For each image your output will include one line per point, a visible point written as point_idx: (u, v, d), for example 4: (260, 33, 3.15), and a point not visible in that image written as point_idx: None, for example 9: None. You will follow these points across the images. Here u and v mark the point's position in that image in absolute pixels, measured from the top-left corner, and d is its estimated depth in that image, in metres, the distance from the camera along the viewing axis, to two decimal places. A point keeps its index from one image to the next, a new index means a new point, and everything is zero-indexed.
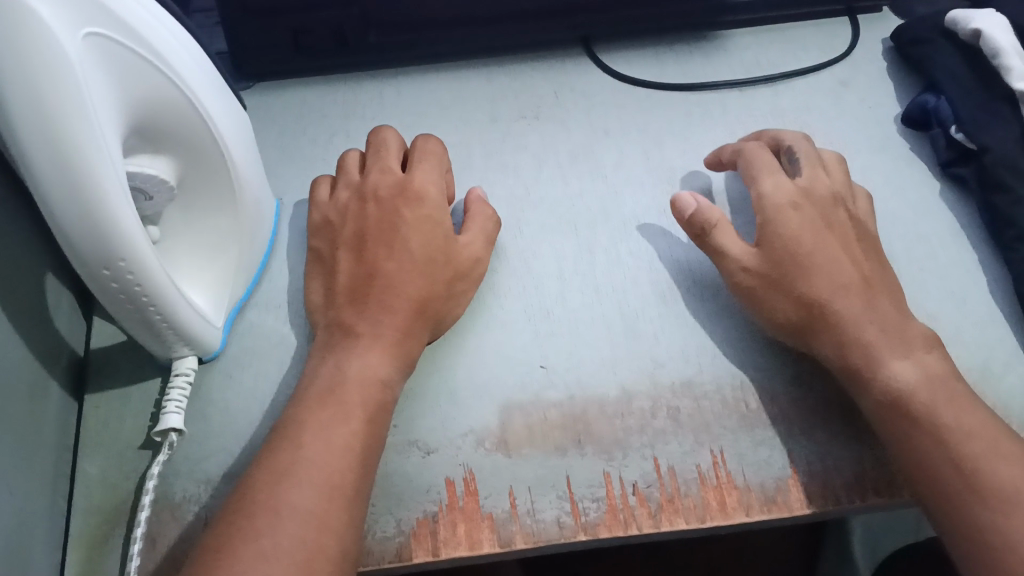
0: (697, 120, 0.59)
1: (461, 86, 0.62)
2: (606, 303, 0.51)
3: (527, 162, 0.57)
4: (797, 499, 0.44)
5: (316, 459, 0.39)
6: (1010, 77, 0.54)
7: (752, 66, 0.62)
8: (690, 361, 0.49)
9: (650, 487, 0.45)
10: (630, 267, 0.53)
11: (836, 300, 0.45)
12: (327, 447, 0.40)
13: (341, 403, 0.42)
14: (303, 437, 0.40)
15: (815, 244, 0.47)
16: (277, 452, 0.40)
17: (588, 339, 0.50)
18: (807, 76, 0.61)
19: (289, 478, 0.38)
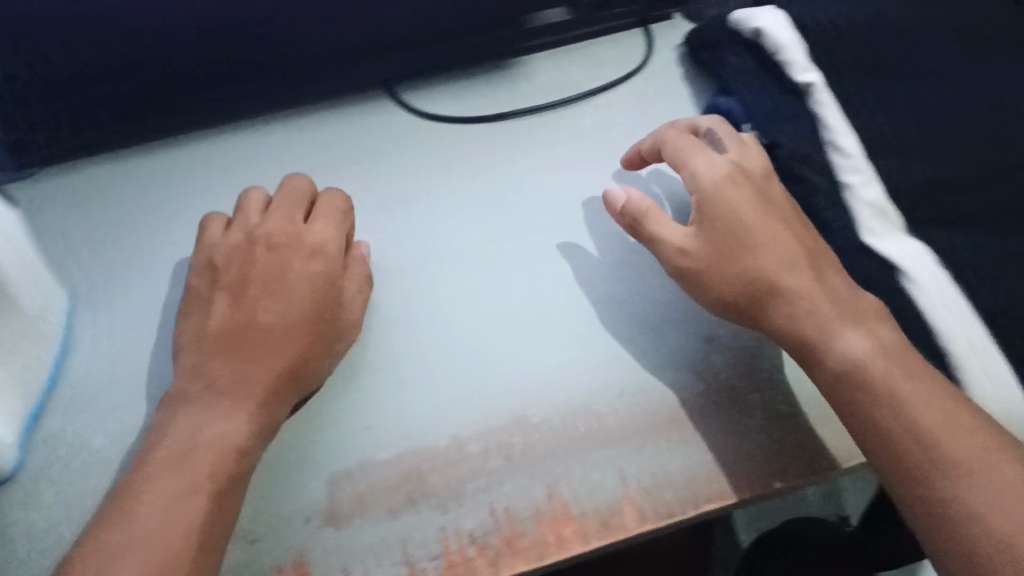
0: (502, 150, 0.59)
1: (264, 144, 0.59)
2: (432, 347, 0.50)
3: (337, 214, 0.56)
4: (633, 518, 0.44)
5: (159, 523, 0.37)
6: (792, 71, 0.55)
7: (553, 89, 0.62)
8: (519, 395, 0.49)
9: (487, 534, 0.44)
10: (454, 307, 0.52)
11: (783, 276, 0.46)
12: (175, 514, 0.38)
13: (191, 469, 0.40)
14: (148, 502, 0.38)
15: (757, 222, 0.48)
16: (124, 522, 0.38)
17: (417, 389, 0.49)
18: (606, 92, 0.62)
19: (131, 547, 0.36)
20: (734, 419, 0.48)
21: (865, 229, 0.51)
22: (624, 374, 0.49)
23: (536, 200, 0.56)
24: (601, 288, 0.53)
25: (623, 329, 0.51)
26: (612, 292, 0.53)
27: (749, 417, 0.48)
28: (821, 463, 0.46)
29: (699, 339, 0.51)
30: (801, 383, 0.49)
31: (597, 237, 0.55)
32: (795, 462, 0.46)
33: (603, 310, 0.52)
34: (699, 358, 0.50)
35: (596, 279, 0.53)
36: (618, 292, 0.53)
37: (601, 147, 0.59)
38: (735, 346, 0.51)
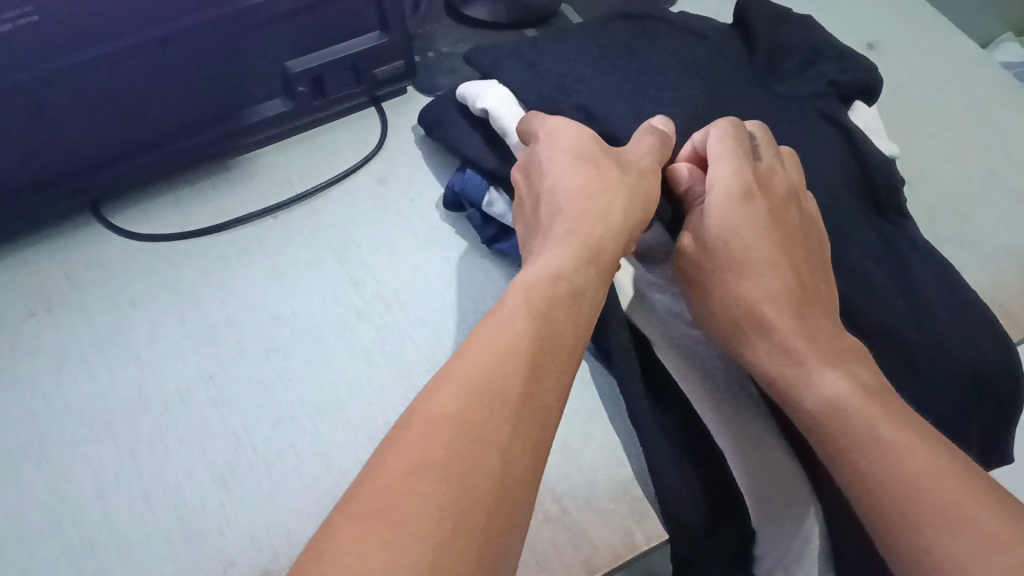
0: (232, 262, 0.54)
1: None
2: (159, 509, 0.43)
3: (44, 366, 0.49)
4: None
5: (418, 455, 0.30)
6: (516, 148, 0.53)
7: (283, 186, 0.58)
8: (262, 547, 0.42)
9: None
10: (181, 457, 0.45)
11: (766, 306, 0.44)
12: (501, 430, 0.31)
13: (500, 370, 0.34)
14: (434, 413, 0.32)
15: (760, 246, 0.45)
16: (449, 431, 0.31)
17: (143, 562, 0.41)
18: (339, 184, 0.58)
19: (403, 481, 0.29)
20: None
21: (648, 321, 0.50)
22: None
23: (272, 315, 0.51)
24: (351, 406, 0.47)
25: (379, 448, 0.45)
26: (364, 408, 0.47)
27: None
28: (593, 562, 0.44)
29: None
30: (567, 477, 0.47)
31: (343, 345, 0.50)
32: (566, 565, 0.44)
33: (359, 431, 0.46)
34: None
35: (346, 396, 0.48)
36: (370, 406, 0.47)
37: (338, 245, 0.55)
38: None
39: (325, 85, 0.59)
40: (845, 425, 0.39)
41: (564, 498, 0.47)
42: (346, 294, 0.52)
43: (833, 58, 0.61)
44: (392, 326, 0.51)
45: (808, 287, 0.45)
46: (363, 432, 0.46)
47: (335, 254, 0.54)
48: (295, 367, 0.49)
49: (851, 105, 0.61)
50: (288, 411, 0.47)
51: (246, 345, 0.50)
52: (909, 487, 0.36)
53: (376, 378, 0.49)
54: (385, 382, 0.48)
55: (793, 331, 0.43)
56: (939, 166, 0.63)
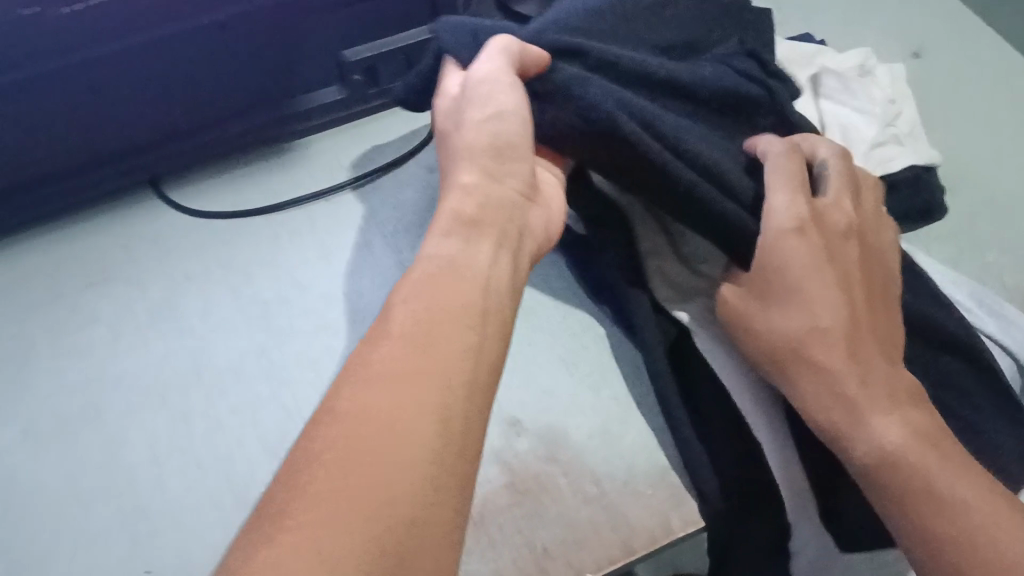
0: (285, 241, 0.55)
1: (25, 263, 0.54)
2: (212, 476, 0.45)
3: (101, 336, 0.50)
4: None
5: (351, 457, 0.30)
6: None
7: (336, 171, 0.60)
8: None
9: None
10: (233, 427, 0.47)
11: (817, 341, 0.44)
12: (434, 432, 0.32)
13: (436, 368, 0.34)
14: (366, 411, 0.31)
15: (812, 276, 0.45)
16: (385, 431, 0.31)
17: (197, 528, 0.43)
18: (390, 170, 0.59)
19: (323, 485, 0.29)
20: (538, 510, 0.46)
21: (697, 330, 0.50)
22: None
23: (323, 294, 0.52)
24: None
25: None
26: None
27: (556, 505, 0.47)
28: (631, 544, 0.45)
29: (502, 425, 0.50)
30: (608, 461, 0.48)
31: None
32: (605, 546, 0.45)
33: None
34: (502, 446, 0.49)
35: None
36: None
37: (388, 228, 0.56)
38: (538, 428, 0.50)
39: (380, 74, 0.60)
40: (903, 472, 0.41)
41: (604, 481, 0.48)
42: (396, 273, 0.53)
43: (736, 23, 0.57)
44: None
45: (868, 326, 0.45)
46: None
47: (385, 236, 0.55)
48: (342, 346, 0.50)
49: (893, 107, 0.62)
50: None
51: (296, 322, 0.51)
52: (958, 541, 0.38)
53: None
54: None
55: (846, 372, 0.43)
56: (978, 170, 0.64)
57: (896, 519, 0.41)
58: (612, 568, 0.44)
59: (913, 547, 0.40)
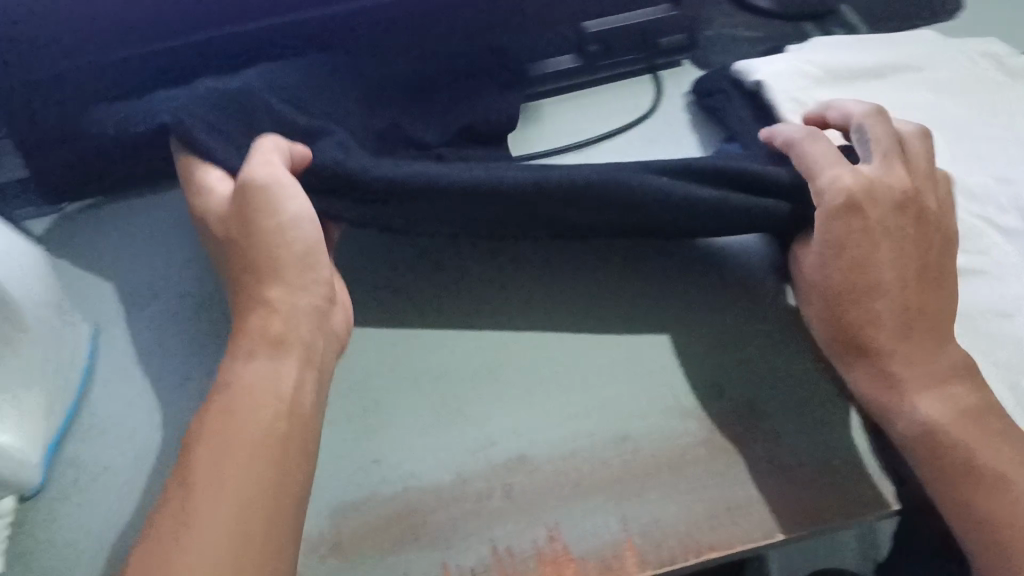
0: (511, 193, 0.62)
1: (111, 216, 0.62)
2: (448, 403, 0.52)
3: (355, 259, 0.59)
4: (634, 561, 0.45)
5: (206, 533, 0.39)
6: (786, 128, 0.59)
7: (562, 136, 0.66)
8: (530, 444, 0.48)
9: (488, 569, 0.45)
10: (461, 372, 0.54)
11: (875, 331, 0.50)
12: (249, 494, 0.41)
13: (228, 445, 0.42)
14: (207, 494, 0.40)
15: (862, 265, 0.50)
16: (228, 508, 0.40)
17: (432, 446, 0.50)
18: (610, 141, 0.65)
19: (213, 538, 0.39)
20: (733, 468, 0.49)
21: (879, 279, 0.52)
22: (626, 420, 0.51)
23: None
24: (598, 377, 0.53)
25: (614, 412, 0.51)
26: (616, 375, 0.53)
27: (750, 467, 0.49)
28: (823, 514, 0.47)
29: (702, 386, 0.53)
30: (802, 436, 0.51)
31: None
32: (796, 511, 0.47)
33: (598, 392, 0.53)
34: (700, 404, 0.52)
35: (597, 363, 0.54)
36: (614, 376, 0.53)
37: None
38: (738, 394, 0.53)
39: (614, 47, 0.68)
40: (948, 449, 0.46)
41: (799, 454, 0.50)
42: None
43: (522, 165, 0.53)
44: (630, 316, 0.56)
45: (913, 303, 0.50)
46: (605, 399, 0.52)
47: None
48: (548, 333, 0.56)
49: None
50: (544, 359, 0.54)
51: None
52: (994, 528, 0.44)
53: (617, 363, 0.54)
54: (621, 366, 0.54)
55: (892, 360, 0.49)
56: None
57: (939, 486, 0.46)
58: (805, 532, 0.46)
59: (955, 521, 0.46)
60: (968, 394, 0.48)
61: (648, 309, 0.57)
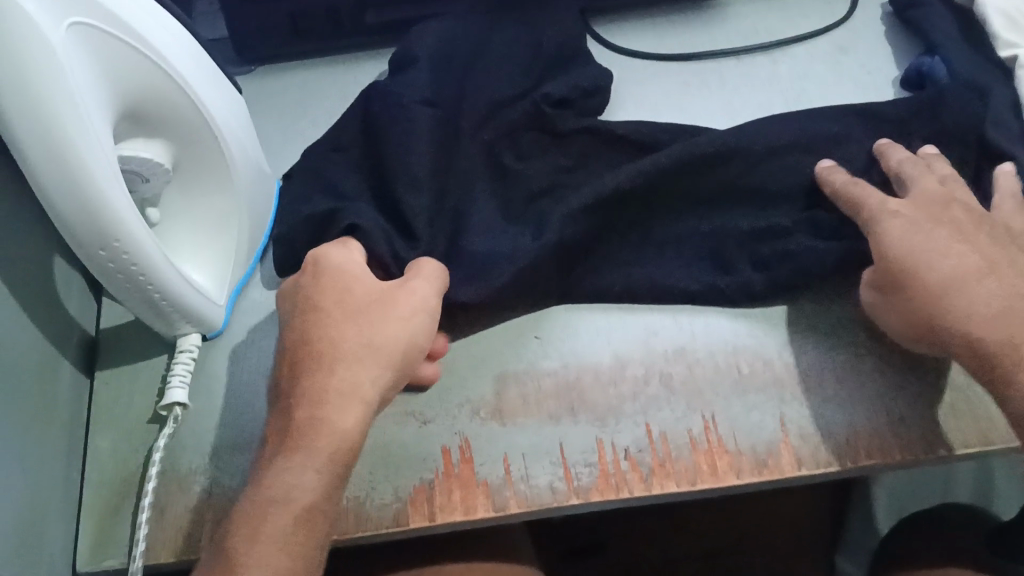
0: (693, 90, 0.59)
1: (275, 82, 0.61)
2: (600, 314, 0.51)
3: None
4: (789, 461, 0.45)
5: (277, 524, 0.38)
6: (997, 45, 0.56)
7: (747, 34, 0.62)
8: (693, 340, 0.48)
9: (642, 451, 0.46)
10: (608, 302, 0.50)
11: (948, 309, 0.42)
12: (313, 476, 0.39)
13: (320, 413, 0.40)
14: (288, 479, 0.39)
15: (919, 249, 0.43)
16: (298, 509, 0.38)
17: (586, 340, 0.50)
18: (802, 43, 0.61)
19: (272, 540, 0.37)
20: (903, 382, 0.47)
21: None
22: (793, 323, 0.50)
23: None
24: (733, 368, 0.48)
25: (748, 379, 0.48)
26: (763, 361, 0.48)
27: (923, 382, 0.47)
28: (993, 437, 0.45)
29: None
30: None
31: None
32: (966, 431, 0.45)
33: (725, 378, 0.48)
34: None
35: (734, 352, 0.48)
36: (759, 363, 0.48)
37: (791, 97, 0.58)
38: None
39: None
40: None
41: None
42: None
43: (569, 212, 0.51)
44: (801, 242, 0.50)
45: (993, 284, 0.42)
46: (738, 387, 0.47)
47: (788, 104, 0.58)
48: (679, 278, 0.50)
49: None
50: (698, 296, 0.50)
51: None
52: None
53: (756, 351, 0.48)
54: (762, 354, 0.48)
55: (983, 322, 0.41)
56: None
57: None
58: (972, 452, 0.45)
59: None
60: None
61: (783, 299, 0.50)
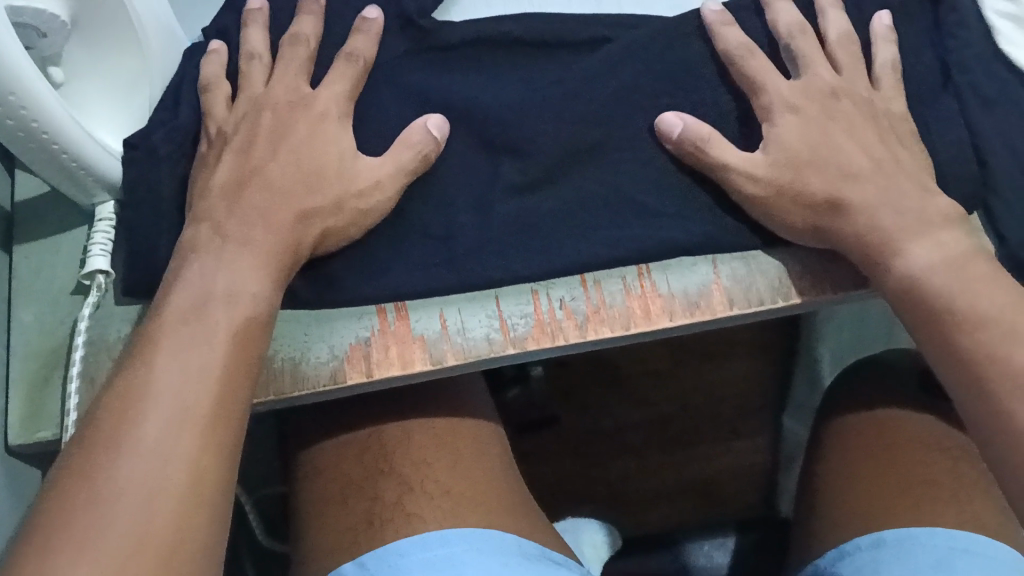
0: None
1: None
2: (530, 202, 0.47)
3: None
4: (720, 301, 0.46)
5: (152, 450, 0.34)
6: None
7: None
8: (634, 195, 0.47)
9: (576, 300, 0.46)
10: (538, 198, 0.47)
11: (851, 188, 0.45)
12: (194, 406, 0.36)
13: (202, 327, 0.38)
14: (157, 412, 0.35)
15: (881, 188, 0.45)
16: (179, 434, 0.35)
17: (520, 209, 0.46)
18: None
19: (144, 462, 0.34)
20: None
21: (995, 33, 0.50)
22: None
23: None
24: (654, 277, 0.46)
25: (668, 280, 0.46)
26: (691, 283, 0.46)
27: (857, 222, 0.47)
28: None
29: None
30: None
31: None
32: None
33: (648, 297, 0.46)
34: None
35: (658, 268, 0.46)
36: (683, 277, 0.46)
37: None
38: None
39: None
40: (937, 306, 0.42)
41: None
42: None
43: (534, 121, 0.47)
44: (839, 109, 0.47)
45: (870, 155, 0.46)
46: (658, 300, 0.46)
47: None
48: (607, 173, 0.47)
49: None
50: (631, 176, 0.47)
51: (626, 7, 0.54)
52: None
53: (682, 266, 0.46)
54: (682, 270, 0.46)
55: (870, 199, 0.44)
56: None
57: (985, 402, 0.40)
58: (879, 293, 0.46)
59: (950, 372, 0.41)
60: (958, 242, 0.43)
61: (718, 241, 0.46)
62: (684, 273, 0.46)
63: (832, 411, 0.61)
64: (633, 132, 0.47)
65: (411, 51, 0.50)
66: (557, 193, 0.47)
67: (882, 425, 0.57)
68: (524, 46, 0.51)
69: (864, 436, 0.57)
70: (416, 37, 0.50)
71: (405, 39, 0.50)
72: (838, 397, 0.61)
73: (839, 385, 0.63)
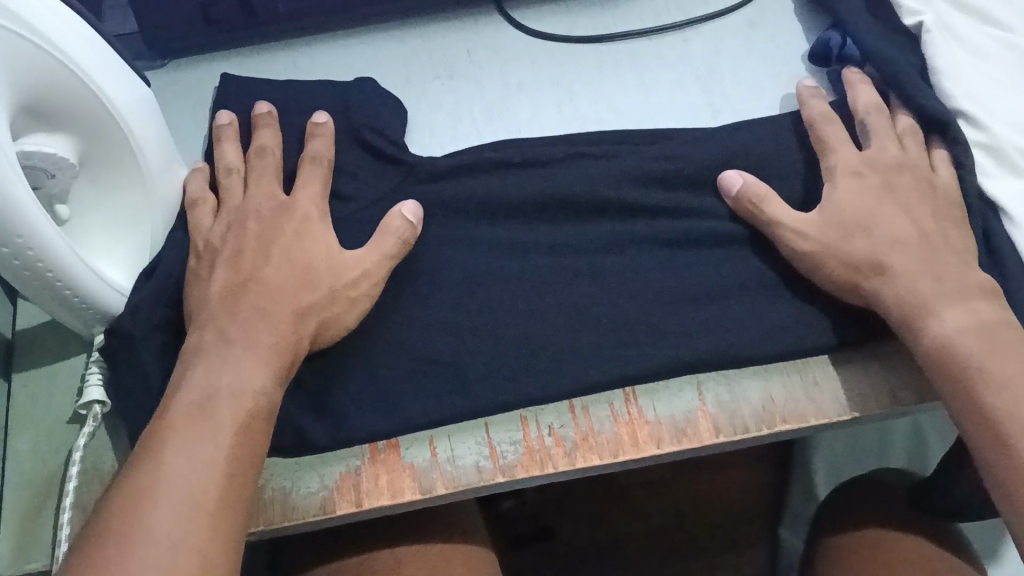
0: (608, 70, 0.60)
1: (189, 78, 0.61)
2: (518, 329, 0.48)
3: (444, 112, 0.59)
4: (706, 429, 0.46)
5: (161, 553, 0.34)
6: (900, 13, 0.56)
7: (660, 14, 0.63)
8: (618, 324, 0.48)
9: (565, 427, 0.46)
10: (526, 325, 0.48)
11: None
12: (201, 503, 0.36)
13: (205, 421, 0.38)
14: (163, 515, 0.35)
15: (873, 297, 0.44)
16: (189, 534, 0.35)
17: (508, 336, 0.47)
18: (713, 22, 0.62)
19: (152, 564, 0.34)
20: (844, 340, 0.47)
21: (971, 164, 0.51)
22: None
23: (635, 122, 0.58)
24: (640, 403, 0.47)
25: (653, 407, 0.47)
26: (677, 409, 0.47)
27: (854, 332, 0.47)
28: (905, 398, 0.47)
29: None
30: None
31: None
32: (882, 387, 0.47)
33: (635, 424, 0.46)
34: None
35: (645, 393, 0.47)
36: (669, 404, 0.47)
37: (703, 75, 0.60)
38: None
39: None
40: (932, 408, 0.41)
41: None
42: (704, 118, 0.58)
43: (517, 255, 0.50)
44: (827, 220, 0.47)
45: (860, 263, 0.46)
46: (645, 428, 0.46)
47: (699, 82, 0.59)
48: (593, 302, 0.48)
49: None
50: (616, 305, 0.48)
51: None
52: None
53: (671, 389, 0.47)
54: (669, 394, 0.47)
55: None
56: None
57: None
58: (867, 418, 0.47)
59: None
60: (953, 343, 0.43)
61: (704, 366, 0.47)
62: (669, 399, 0.47)
63: (826, 532, 0.60)
64: (616, 265, 0.49)
65: (404, 183, 0.52)
66: (546, 318, 0.48)
67: (876, 547, 0.56)
68: (516, 168, 0.52)
69: (859, 557, 0.56)
70: (407, 172, 0.52)
71: (398, 173, 0.52)
72: (833, 516, 0.61)
73: (831, 505, 0.63)
